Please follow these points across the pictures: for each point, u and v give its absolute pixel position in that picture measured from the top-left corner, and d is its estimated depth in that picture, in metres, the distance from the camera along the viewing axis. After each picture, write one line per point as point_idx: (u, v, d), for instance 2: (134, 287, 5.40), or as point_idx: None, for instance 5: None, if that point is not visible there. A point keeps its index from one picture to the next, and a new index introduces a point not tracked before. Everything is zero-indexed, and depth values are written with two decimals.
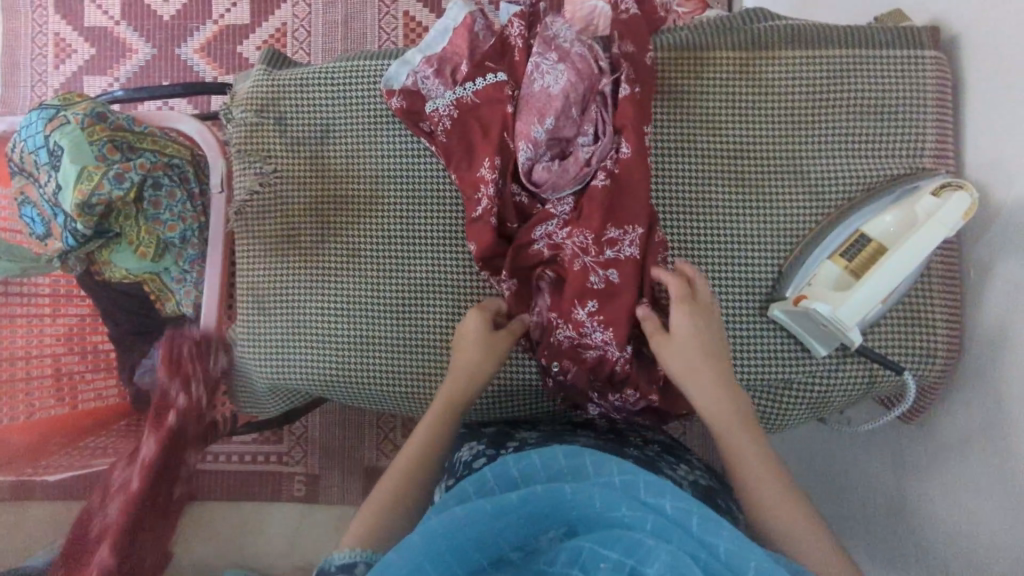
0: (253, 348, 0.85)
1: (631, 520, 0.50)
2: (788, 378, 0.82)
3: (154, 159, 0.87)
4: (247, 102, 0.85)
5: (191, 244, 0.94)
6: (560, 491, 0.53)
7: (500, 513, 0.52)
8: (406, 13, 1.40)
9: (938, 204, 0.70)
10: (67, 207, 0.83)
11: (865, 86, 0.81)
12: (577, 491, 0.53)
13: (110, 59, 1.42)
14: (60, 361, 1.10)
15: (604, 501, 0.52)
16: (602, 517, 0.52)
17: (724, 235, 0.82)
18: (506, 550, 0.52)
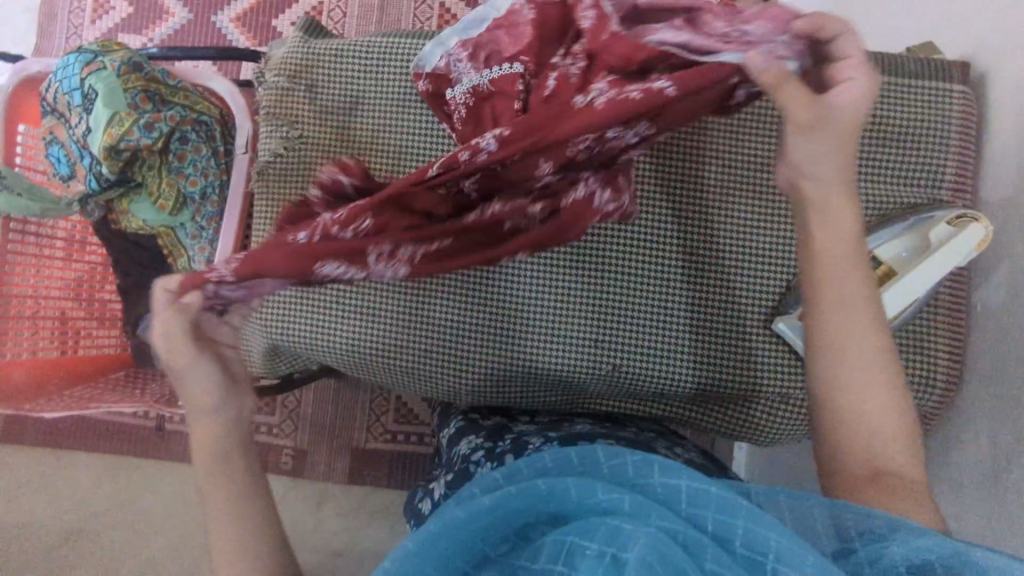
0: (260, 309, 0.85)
1: (610, 504, 0.46)
2: (780, 391, 0.82)
3: (183, 113, 0.89)
4: (281, 65, 0.86)
5: (210, 202, 0.95)
6: (533, 485, 0.50)
7: (465, 521, 0.49)
8: (443, 5, 1.41)
9: (952, 232, 0.71)
10: (96, 150, 0.84)
11: (892, 113, 0.82)
12: (548, 484, 0.49)
13: (147, 20, 1.43)
14: (65, 310, 1.11)
15: (581, 488, 0.48)
16: (582, 508, 0.48)
17: (710, 309, 0.83)
18: (488, 551, 0.49)
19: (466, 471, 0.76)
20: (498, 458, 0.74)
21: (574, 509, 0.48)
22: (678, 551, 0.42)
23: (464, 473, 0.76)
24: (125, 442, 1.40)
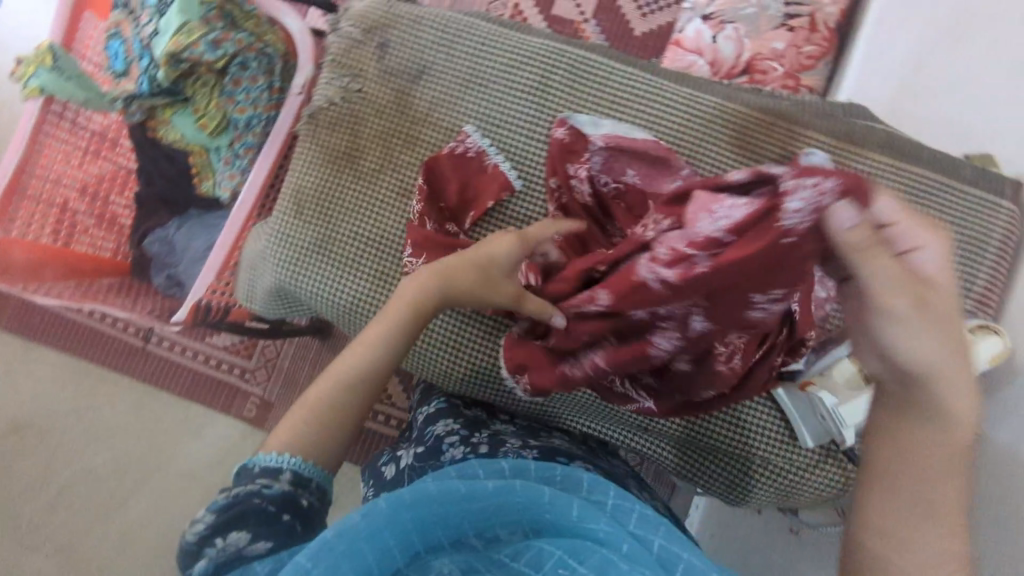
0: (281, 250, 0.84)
1: (608, 537, 0.50)
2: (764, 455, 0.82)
3: (250, 41, 0.88)
4: (359, 17, 0.87)
5: (252, 133, 0.94)
6: (535, 490, 0.54)
7: (465, 497, 0.53)
8: (516, 5, 1.46)
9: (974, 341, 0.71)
10: (157, 53, 0.85)
11: (939, 211, 0.82)
12: (553, 496, 0.53)
13: None
14: (68, 203, 1.08)
15: (584, 513, 0.52)
16: (577, 527, 0.51)
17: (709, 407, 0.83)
18: (465, 535, 0.52)
19: (439, 449, 0.77)
20: (473, 448, 0.76)
21: (567, 525, 0.52)
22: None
23: (436, 449, 0.77)
24: (100, 350, 1.38)
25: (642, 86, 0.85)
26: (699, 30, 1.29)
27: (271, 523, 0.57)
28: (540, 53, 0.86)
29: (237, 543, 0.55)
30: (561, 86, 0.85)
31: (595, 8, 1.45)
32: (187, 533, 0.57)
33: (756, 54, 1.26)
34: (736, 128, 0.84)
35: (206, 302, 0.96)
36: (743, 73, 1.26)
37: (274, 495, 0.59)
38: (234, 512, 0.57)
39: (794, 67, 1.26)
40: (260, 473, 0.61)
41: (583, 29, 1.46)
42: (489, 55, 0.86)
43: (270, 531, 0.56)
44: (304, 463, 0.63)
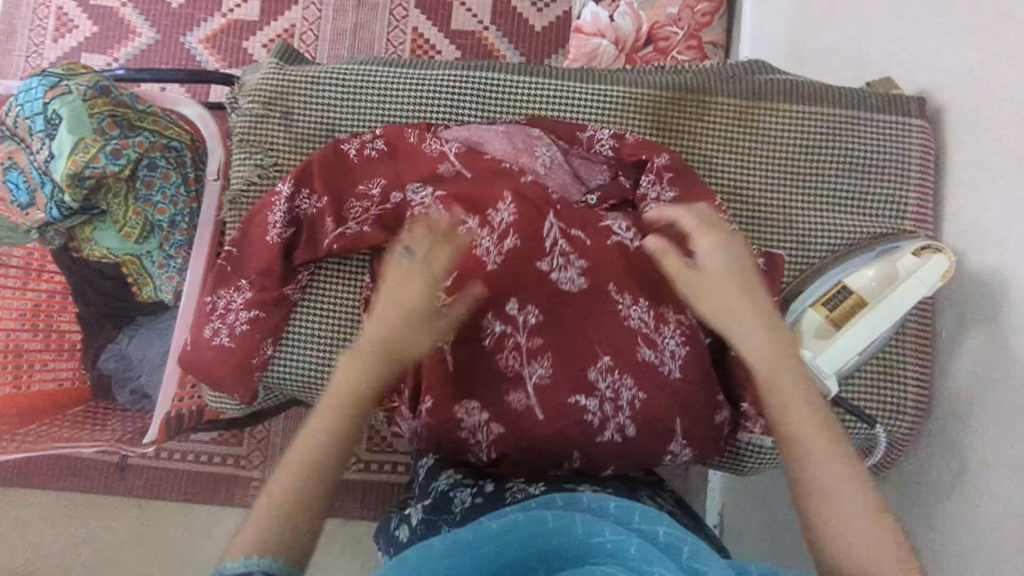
0: (292, 372, 0.83)
1: (615, 546, 0.52)
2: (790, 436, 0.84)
3: (153, 141, 0.86)
4: (252, 91, 0.84)
5: (179, 230, 0.92)
6: (542, 521, 0.55)
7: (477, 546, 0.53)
8: (415, 30, 1.42)
9: (919, 263, 0.73)
10: (58, 177, 0.81)
11: (859, 144, 0.86)
12: (557, 520, 0.54)
13: (111, 39, 1.40)
14: (20, 340, 1.06)
15: (587, 527, 0.53)
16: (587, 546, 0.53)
17: None
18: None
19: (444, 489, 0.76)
20: (479, 488, 0.70)
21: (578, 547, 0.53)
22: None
23: (445, 501, 0.69)
24: (87, 478, 1.34)
25: (550, 91, 0.86)
26: (596, 13, 1.23)
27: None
28: (442, 83, 0.85)
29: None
30: (473, 113, 0.85)
31: (493, 15, 1.43)
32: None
33: (654, 23, 1.24)
34: (649, 111, 0.85)
35: (178, 411, 0.94)
36: (647, 43, 1.23)
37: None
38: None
39: (693, 26, 1.25)
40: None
41: (485, 37, 1.43)
42: (394, 97, 0.85)
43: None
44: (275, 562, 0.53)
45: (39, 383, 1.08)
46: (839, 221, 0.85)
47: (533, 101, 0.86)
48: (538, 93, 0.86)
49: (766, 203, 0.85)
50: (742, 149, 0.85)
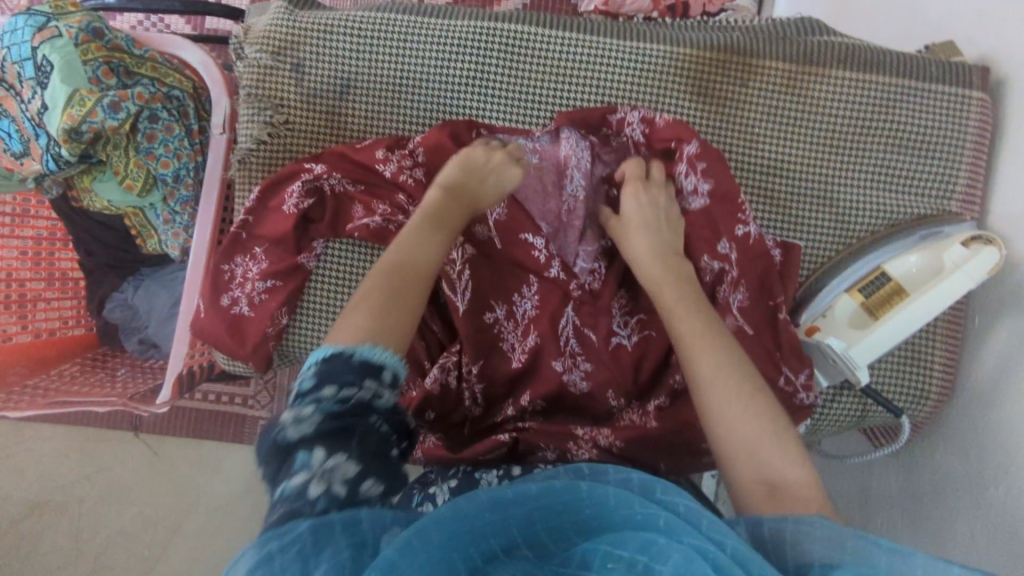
0: (315, 343, 0.81)
1: (645, 518, 0.47)
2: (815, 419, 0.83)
3: (152, 90, 0.80)
4: (260, 39, 0.78)
5: (184, 185, 0.87)
6: (574, 487, 0.50)
7: (506, 504, 0.49)
8: None
9: (968, 256, 0.70)
10: (53, 130, 0.75)
11: (910, 117, 0.80)
12: (589, 487, 0.50)
13: None
14: (21, 277, 1.03)
15: (619, 497, 0.49)
16: (616, 519, 0.49)
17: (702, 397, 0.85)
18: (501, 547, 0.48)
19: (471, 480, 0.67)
20: (506, 471, 0.68)
21: (609, 519, 0.49)
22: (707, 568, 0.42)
23: (472, 479, 0.68)
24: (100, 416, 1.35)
25: (584, 48, 0.80)
26: None
27: (379, 454, 0.51)
28: (465, 36, 0.79)
29: (347, 473, 0.48)
30: (498, 70, 0.79)
31: None
32: (286, 429, 0.49)
33: None
34: (690, 74, 0.79)
35: (189, 369, 0.90)
36: None
37: (385, 408, 0.53)
38: (344, 424, 0.50)
39: None
40: (365, 366, 0.53)
41: None
42: (413, 50, 0.78)
43: (379, 467, 0.50)
44: (398, 360, 0.56)
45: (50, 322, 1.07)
46: (881, 201, 0.81)
47: (563, 58, 0.80)
48: (568, 49, 0.79)
49: (808, 178, 0.81)
50: (788, 121, 0.80)
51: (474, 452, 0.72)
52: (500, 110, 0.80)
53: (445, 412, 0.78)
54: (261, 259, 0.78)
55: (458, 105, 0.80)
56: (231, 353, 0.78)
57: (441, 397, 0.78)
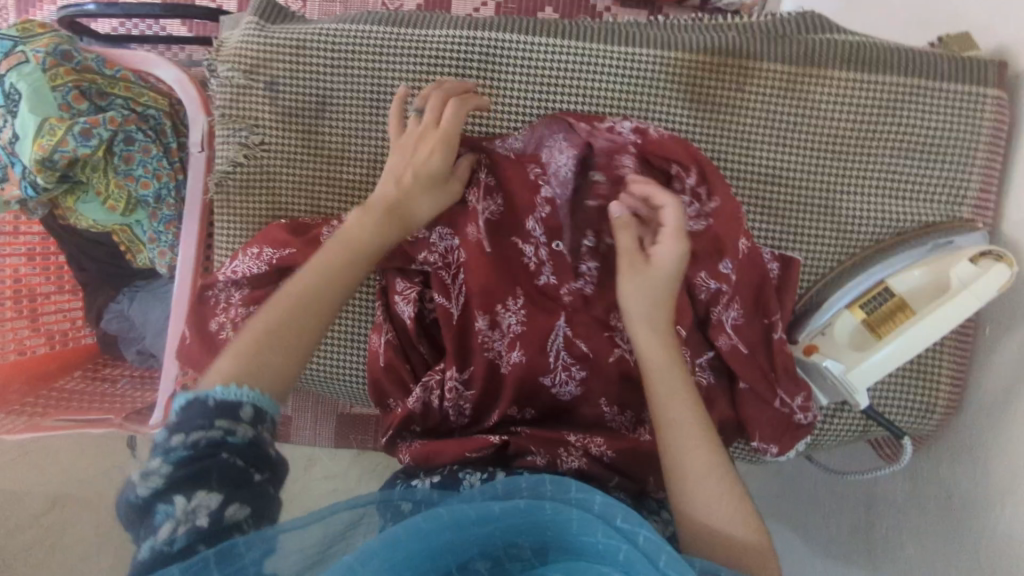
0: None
1: (605, 550, 0.49)
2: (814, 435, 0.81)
3: (124, 113, 0.78)
4: (233, 57, 0.75)
5: (166, 205, 0.85)
6: (541, 508, 0.51)
7: (473, 523, 0.50)
8: None
9: (975, 273, 0.66)
10: (26, 159, 0.75)
11: (921, 119, 0.75)
12: (556, 510, 0.51)
13: None
14: (19, 272, 1.02)
15: (582, 523, 0.50)
16: (577, 540, 0.50)
17: None
18: (472, 559, 0.51)
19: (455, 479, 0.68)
20: (489, 474, 0.69)
21: (569, 542, 0.51)
22: None
23: (454, 480, 0.68)
24: None
25: (569, 54, 0.75)
26: None
27: (241, 484, 0.52)
28: (443, 46, 0.75)
29: (208, 507, 0.50)
30: (479, 81, 0.76)
31: None
32: (138, 488, 0.50)
33: None
34: (682, 78, 0.75)
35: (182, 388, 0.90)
36: None
37: (241, 442, 0.53)
38: (197, 468, 0.51)
39: None
40: (217, 411, 0.53)
41: None
42: (390, 63, 0.75)
43: (241, 496, 0.51)
44: (262, 395, 0.56)
45: (51, 321, 1.07)
46: (887, 209, 0.77)
47: (548, 65, 0.76)
48: (554, 56, 0.75)
49: (808, 186, 0.77)
50: (788, 127, 0.76)
51: (460, 451, 0.72)
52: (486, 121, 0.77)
53: (433, 427, 0.77)
54: (243, 284, 0.75)
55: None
56: None
57: (424, 415, 0.76)
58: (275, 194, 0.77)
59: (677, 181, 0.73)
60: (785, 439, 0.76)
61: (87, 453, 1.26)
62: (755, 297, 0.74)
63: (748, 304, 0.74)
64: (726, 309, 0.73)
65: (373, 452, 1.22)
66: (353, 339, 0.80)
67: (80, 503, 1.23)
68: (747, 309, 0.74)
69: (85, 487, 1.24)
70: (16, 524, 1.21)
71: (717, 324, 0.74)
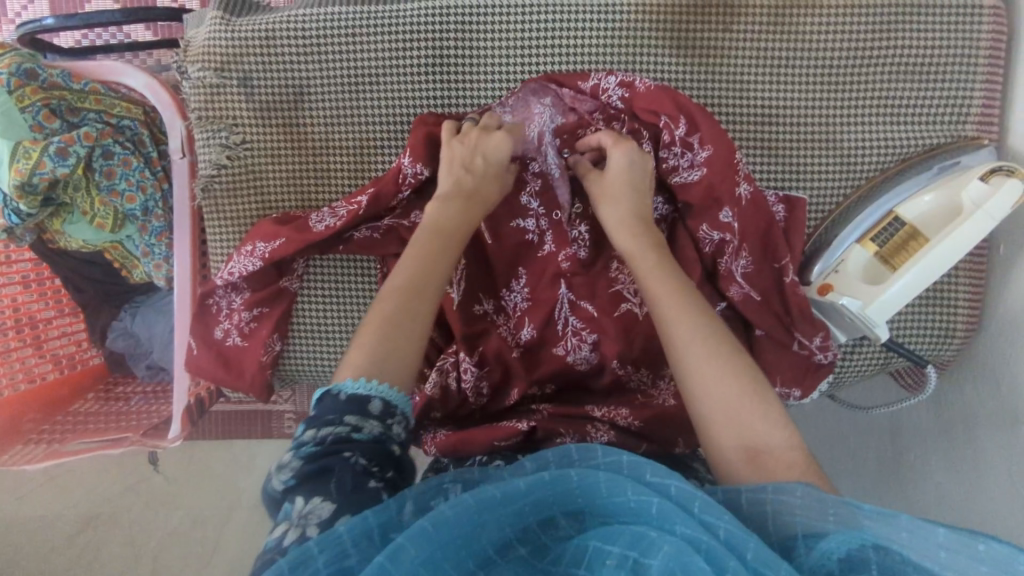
0: (313, 363, 0.79)
1: (639, 506, 0.47)
2: (836, 376, 0.81)
3: (98, 127, 0.76)
4: (201, 56, 0.73)
5: (155, 216, 0.83)
6: (566, 476, 0.50)
7: (501, 502, 0.48)
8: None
9: (988, 193, 0.64)
10: (5, 186, 0.73)
11: (918, 39, 0.73)
12: (582, 476, 0.50)
13: None
14: (18, 302, 1.01)
15: (612, 485, 0.49)
16: (612, 503, 0.49)
17: None
18: (510, 540, 0.48)
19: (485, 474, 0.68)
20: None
21: (603, 506, 0.49)
22: (698, 559, 0.42)
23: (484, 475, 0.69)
24: None
25: (549, 13, 0.73)
26: None
27: (359, 488, 0.50)
28: (418, 19, 0.72)
29: (321, 515, 0.48)
30: (460, 52, 0.73)
31: None
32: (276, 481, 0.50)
33: None
34: (667, 25, 0.73)
35: (196, 398, 0.89)
36: None
37: (365, 441, 0.52)
38: (320, 468, 0.50)
39: None
40: (347, 403, 0.53)
41: None
42: (365, 43, 0.73)
43: (356, 498, 0.49)
44: (395, 392, 0.55)
45: (56, 345, 1.05)
46: (889, 136, 0.75)
47: (528, 28, 0.73)
48: (534, 17, 0.73)
49: (807, 121, 0.75)
50: (781, 63, 0.74)
51: (489, 441, 0.71)
52: (469, 91, 0.74)
53: (453, 411, 0.76)
54: (243, 288, 0.75)
55: (423, 96, 0.74)
56: (231, 387, 0.77)
57: (444, 399, 0.75)
58: (263, 192, 0.75)
59: (667, 131, 0.71)
60: (807, 381, 0.76)
61: (110, 470, 1.26)
62: (761, 242, 0.73)
63: (756, 247, 0.73)
64: (734, 259, 0.73)
65: None
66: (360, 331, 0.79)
67: (111, 522, 1.23)
68: (754, 254, 0.73)
69: (111, 507, 1.24)
70: (51, 547, 1.22)
71: (726, 274, 0.73)
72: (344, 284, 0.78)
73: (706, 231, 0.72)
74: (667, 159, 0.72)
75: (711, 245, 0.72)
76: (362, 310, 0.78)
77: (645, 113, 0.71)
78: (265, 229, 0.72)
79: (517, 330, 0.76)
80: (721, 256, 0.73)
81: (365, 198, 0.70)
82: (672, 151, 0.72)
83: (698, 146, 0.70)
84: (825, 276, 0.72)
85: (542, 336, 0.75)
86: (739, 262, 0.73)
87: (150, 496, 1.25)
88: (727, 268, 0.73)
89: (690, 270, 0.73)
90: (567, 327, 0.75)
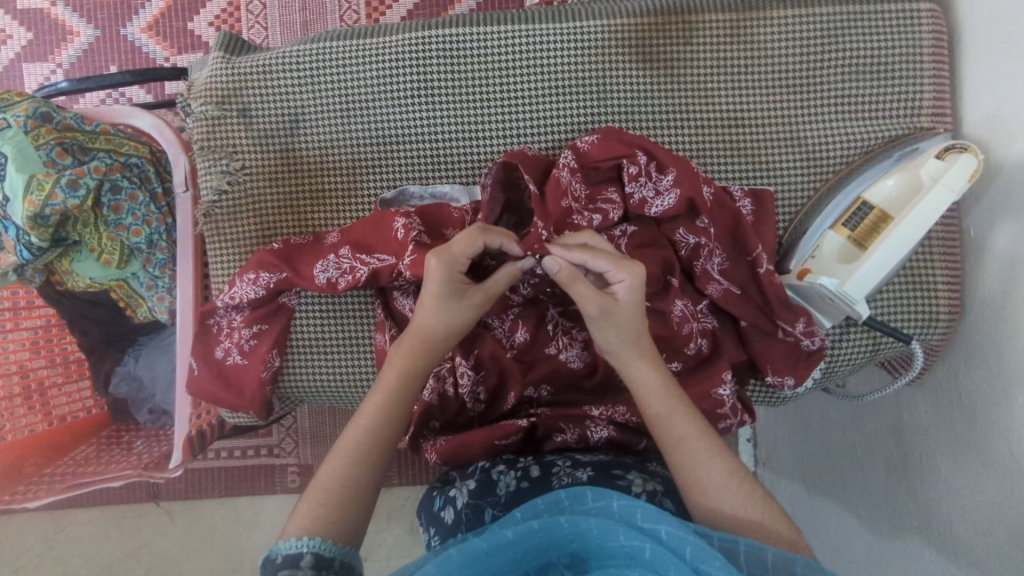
0: (310, 384, 0.81)
1: (631, 551, 0.48)
2: (826, 368, 0.84)
3: (109, 162, 0.81)
4: (203, 91, 0.79)
5: (159, 249, 0.87)
6: (557, 524, 0.51)
7: (485, 556, 0.51)
8: None
9: (944, 167, 0.68)
10: (19, 219, 0.77)
11: (863, 40, 0.78)
12: (572, 524, 0.51)
13: (47, 44, 1.24)
14: (24, 363, 1.03)
15: (602, 530, 0.50)
16: (607, 547, 0.50)
17: None
18: None
19: (490, 481, 0.69)
20: (524, 472, 0.69)
21: (596, 548, 0.51)
22: None
23: (490, 483, 0.69)
24: None
25: (521, 37, 0.79)
26: None
27: None
28: (401, 49, 0.79)
29: None
30: (442, 76, 0.79)
31: None
32: None
33: None
34: (630, 41, 0.79)
35: (197, 430, 0.89)
36: None
37: None
38: None
39: None
40: (282, 563, 0.57)
41: None
42: (353, 71, 0.79)
43: None
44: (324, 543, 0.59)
45: (62, 407, 1.07)
46: (848, 130, 0.79)
47: (504, 51, 0.79)
48: (508, 41, 0.79)
49: (770, 120, 0.80)
50: (739, 69, 0.80)
51: (489, 439, 0.74)
52: (452, 111, 0.79)
53: (451, 419, 0.79)
54: (242, 306, 0.78)
55: (409, 118, 0.79)
56: (231, 405, 0.78)
57: (442, 407, 0.78)
58: (261, 214, 0.80)
59: (632, 165, 0.74)
60: (799, 369, 0.77)
61: (111, 535, 1.23)
62: (733, 237, 0.76)
63: (728, 242, 0.77)
64: (710, 258, 0.76)
65: (398, 489, 1.20)
66: (353, 349, 0.81)
67: None
68: (726, 249, 0.77)
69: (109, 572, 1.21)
70: None
71: (703, 274, 0.76)
72: (332, 302, 0.81)
73: (687, 233, 0.76)
74: (635, 195, 0.75)
75: (688, 247, 0.76)
76: (352, 327, 0.81)
77: (603, 161, 0.75)
78: (262, 262, 0.75)
79: (507, 334, 0.77)
80: (695, 259, 0.76)
81: (368, 271, 0.73)
82: (638, 183, 0.75)
83: (658, 177, 0.74)
84: (799, 265, 0.76)
85: (534, 342, 0.77)
86: (714, 261, 0.76)
87: (149, 563, 1.21)
88: (704, 270, 0.76)
89: (671, 267, 0.76)
90: (557, 331, 0.77)
